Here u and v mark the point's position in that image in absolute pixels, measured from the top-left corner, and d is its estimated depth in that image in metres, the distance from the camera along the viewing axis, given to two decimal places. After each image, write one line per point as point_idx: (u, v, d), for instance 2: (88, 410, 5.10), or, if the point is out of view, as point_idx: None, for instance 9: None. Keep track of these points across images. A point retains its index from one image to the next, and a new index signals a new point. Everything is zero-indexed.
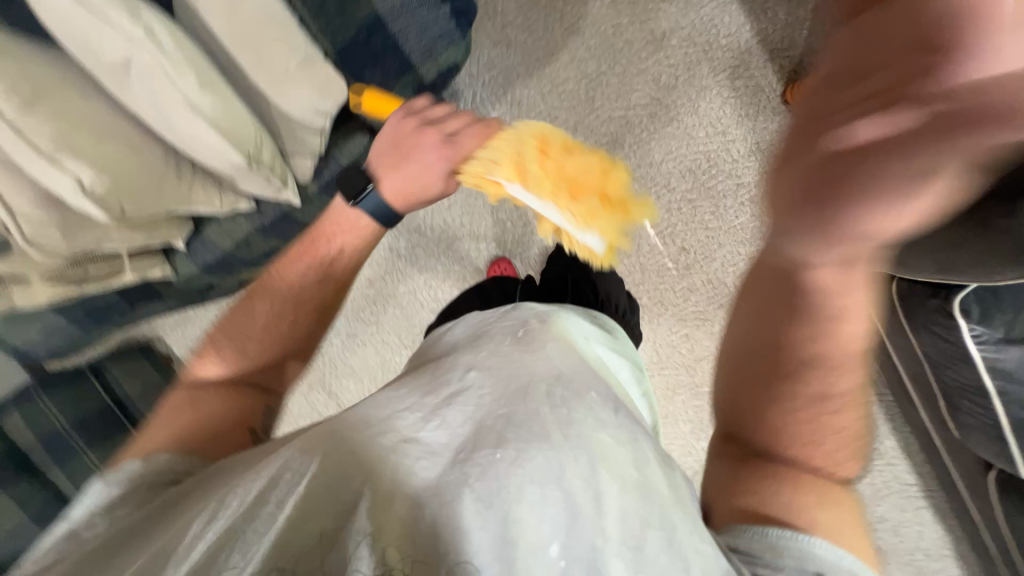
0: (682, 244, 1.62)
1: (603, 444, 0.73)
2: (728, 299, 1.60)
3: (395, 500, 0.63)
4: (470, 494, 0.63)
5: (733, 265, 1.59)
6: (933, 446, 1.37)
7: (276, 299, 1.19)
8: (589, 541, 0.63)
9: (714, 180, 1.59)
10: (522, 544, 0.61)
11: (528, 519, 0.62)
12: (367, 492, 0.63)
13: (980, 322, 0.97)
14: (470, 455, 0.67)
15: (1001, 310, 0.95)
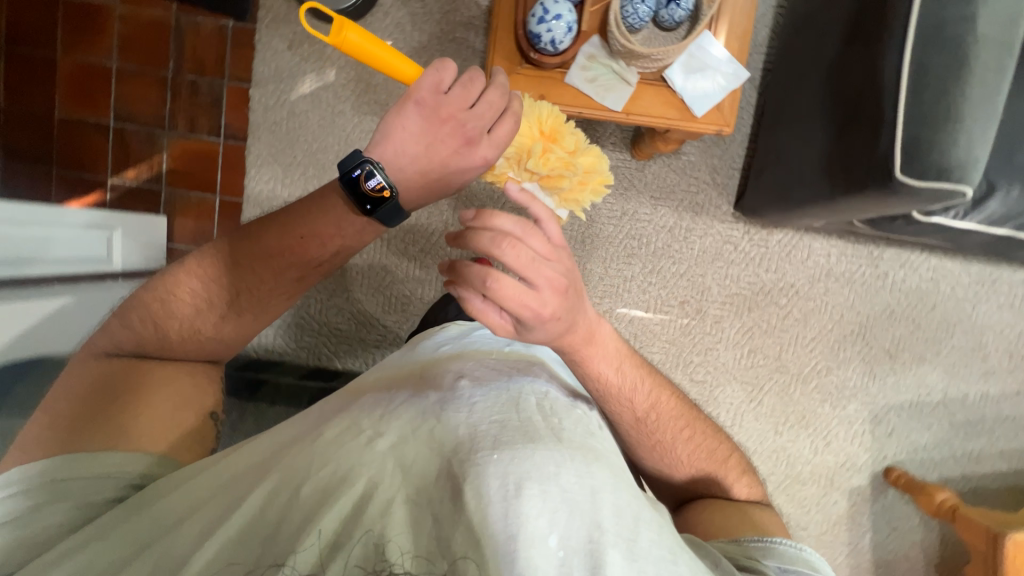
0: (738, 376, 1.20)
1: (570, 437, 0.52)
2: (866, 430, 1.21)
3: (342, 448, 0.50)
4: (501, 467, 0.46)
5: (842, 376, 1.20)
6: (969, 272, 1.15)
7: (167, 164, 1.17)
8: (579, 518, 0.45)
9: (714, 280, 1.17)
10: (514, 536, 0.43)
11: (535, 518, 0.44)
12: (390, 470, 0.47)
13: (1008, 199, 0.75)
14: (414, 388, 0.59)
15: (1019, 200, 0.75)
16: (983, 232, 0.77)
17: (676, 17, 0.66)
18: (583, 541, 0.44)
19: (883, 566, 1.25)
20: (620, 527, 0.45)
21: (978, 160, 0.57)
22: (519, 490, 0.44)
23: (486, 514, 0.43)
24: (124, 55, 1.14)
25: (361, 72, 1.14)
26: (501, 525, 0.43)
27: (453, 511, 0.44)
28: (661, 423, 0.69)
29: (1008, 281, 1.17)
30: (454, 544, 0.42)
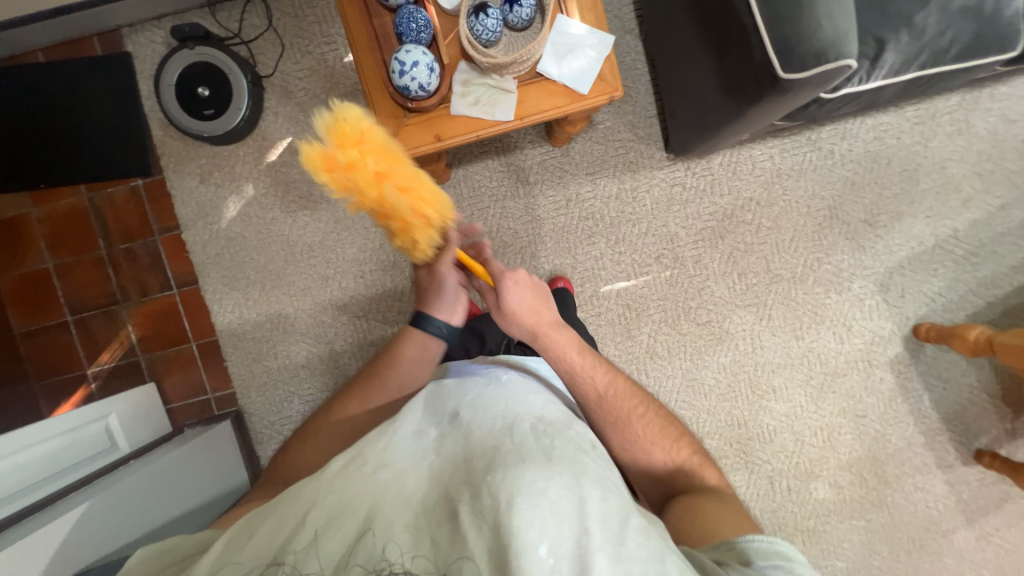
0: (739, 302, 1.20)
1: (563, 452, 0.54)
2: (879, 300, 1.20)
3: (355, 484, 0.53)
4: (496, 485, 0.49)
5: (835, 259, 1.19)
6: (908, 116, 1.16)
7: (135, 333, 1.18)
8: (568, 525, 0.47)
9: (678, 224, 1.18)
10: (508, 543, 0.44)
11: (526, 530, 0.45)
12: (393, 496, 0.51)
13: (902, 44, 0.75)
14: (417, 412, 0.63)
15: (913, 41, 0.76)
16: (891, 84, 0.78)
17: (524, 15, 0.68)
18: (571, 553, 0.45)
19: (953, 419, 1.24)
20: (603, 535, 0.47)
21: (851, 28, 0.57)
22: (511, 503, 0.47)
23: (485, 529, 0.46)
24: (56, 251, 1.16)
25: (276, 175, 1.15)
26: (492, 535, 0.45)
27: (450, 529, 0.47)
28: (620, 408, 0.72)
29: (947, 108, 1.17)
30: (454, 550, 0.45)
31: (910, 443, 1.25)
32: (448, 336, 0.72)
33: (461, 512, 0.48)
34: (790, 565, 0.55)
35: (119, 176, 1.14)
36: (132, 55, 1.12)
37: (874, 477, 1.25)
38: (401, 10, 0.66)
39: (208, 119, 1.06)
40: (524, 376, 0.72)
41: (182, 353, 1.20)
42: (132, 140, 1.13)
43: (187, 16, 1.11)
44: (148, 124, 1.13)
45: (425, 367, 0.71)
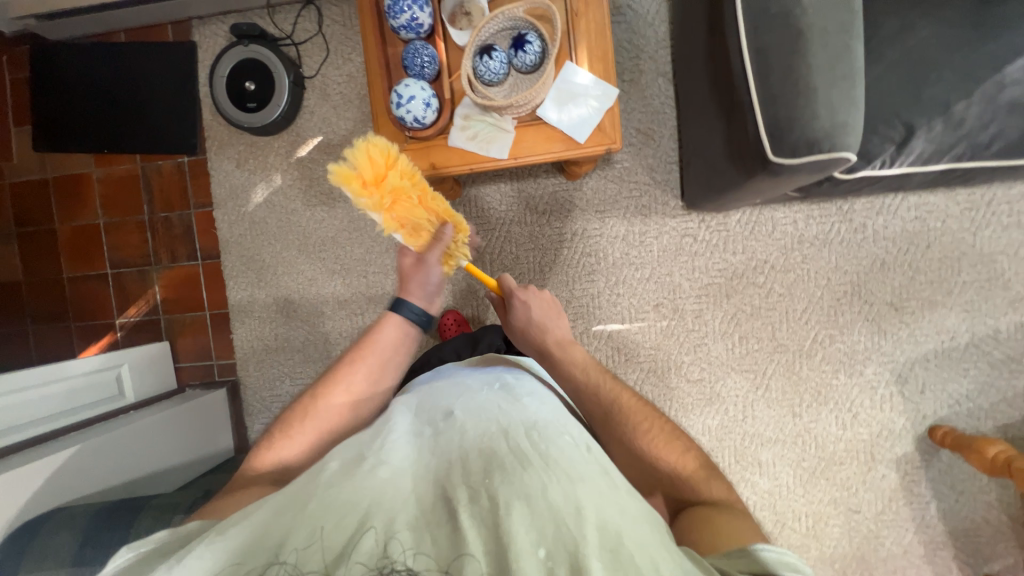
0: (736, 365, 1.14)
1: (560, 458, 0.51)
2: (893, 391, 1.11)
3: (348, 471, 0.49)
4: (492, 489, 0.45)
5: (848, 338, 1.11)
6: (955, 199, 1.07)
7: (159, 294, 1.30)
8: (567, 528, 0.42)
9: (684, 274, 1.14)
10: (501, 544, 0.40)
11: (519, 531, 0.41)
12: (385, 491, 0.47)
13: (942, 130, 0.69)
14: (414, 419, 0.60)
15: (955, 129, 0.69)
16: (919, 173, 0.72)
17: (529, 61, 0.69)
18: (569, 554, 0.40)
19: (960, 535, 1.12)
20: (608, 537, 0.42)
21: (851, 124, 0.54)
22: (507, 507, 0.43)
23: (480, 528, 0.42)
24: (107, 210, 1.29)
25: (303, 169, 1.22)
26: (490, 536, 0.41)
27: (448, 529, 0.42)
28: (631, 421, 0.67)
29: (1007, 197, 1.06)
30: (453, 547, 0.40)
31: (908, 553, 1.14)
32: (419, 322, 0.69)
33: (457, 509, 0.43)
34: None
35: (168, 151, 1.25)
36: (197, 46, 1.23)
37: None
38: (408, 45, 0.69)
39: (249, 111, 1.15)
40: (526, 379, 0.69)
41: (195, 320, 1.29)
42: (184, 121, 1.24)
43: (249, 15, 1.21)
44: (200, 108, 1.24)
45: (401, 354, 0.69)
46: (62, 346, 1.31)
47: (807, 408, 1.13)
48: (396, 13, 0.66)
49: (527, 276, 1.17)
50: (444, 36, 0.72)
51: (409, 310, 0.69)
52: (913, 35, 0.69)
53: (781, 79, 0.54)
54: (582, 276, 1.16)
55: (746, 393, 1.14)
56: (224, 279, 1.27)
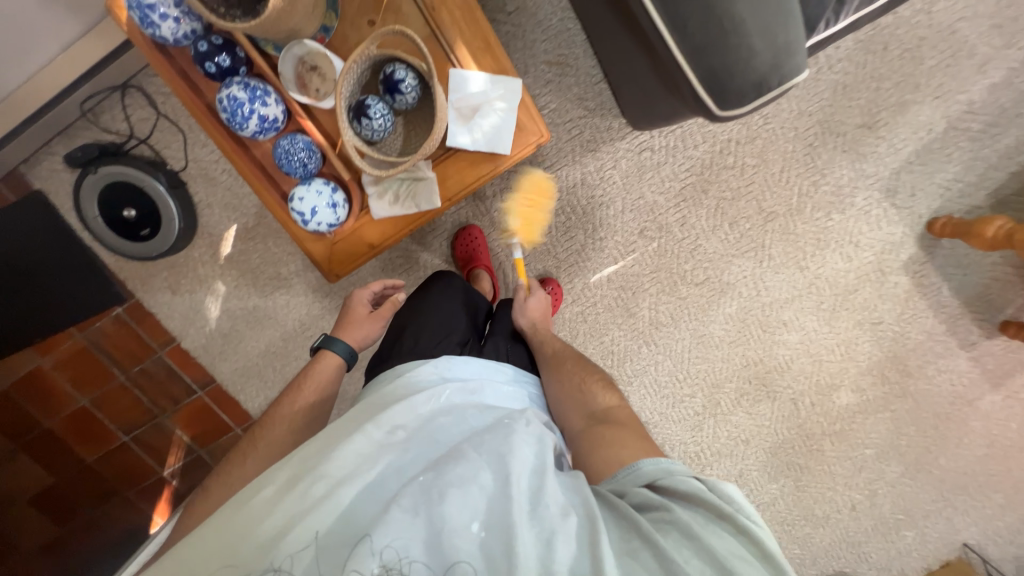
0: (736, 248, 1.14)
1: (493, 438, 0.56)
2: (887, 206, 1.11)
3: (302, 492, 0.55)
4: (428, 484, 0.53)
5: (831, 176, 1.08)
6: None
7: (184, 435, 1.28)
8: (500, 507, 0.51)
9: (653, 188, 1.08)
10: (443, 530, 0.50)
11: (455, 516, 0.50)
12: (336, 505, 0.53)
13: None
14: (354, 418, 0.62)
15: None
16: (868, 15, 0.63)
17: (410, 98, 0.58)
18: (498, 524, 0.50)
19: (973, 300, 1.21)
20: (536, 503, 0.51)
21: (799, 36, 0.48)
22: (443, 497, 0.51)
23: (420, 522, 0.51)
24: (83, 389, 1.23)
25: (238, 266, 1.12)
26: (428, 524, 0.50)
27: (388, 522, 0.50)
28: (567, 363, 0.74)
29: None
30: (399, 539, 0.50)
31: (933, 334, 1.24)
32: (350, 359, 0.75)
33: (400, 506, 0.51)
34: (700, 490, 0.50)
35: (97, 310, 1.14)
36: (46, 192, 1.06)
37: (895, 373, 1.27)
38: (275, 147, 0.58)
39: (148, 238, 1.02)
40: (469, 372, 0.68)
41: (231, 440, 1.28)
42: (91, 274, 1.11)
43: (73, 132, 1.01)
44: (96, 254, 1.10)
45: (329, 396, 0.73)
46: (130, 522, 1.32)
47: (812, 256, 1.15)
48: (241, 122, 0.55)
49: (505, 263, 1.11)
50: (305, 110, 0.59)
51: (342, 345, 0.75)
52: None
53: (700, 24, 0.46)
54: (556, 238, 1.11)
55: (753, 269, 1.16)
56: (233, 395, 1.24)
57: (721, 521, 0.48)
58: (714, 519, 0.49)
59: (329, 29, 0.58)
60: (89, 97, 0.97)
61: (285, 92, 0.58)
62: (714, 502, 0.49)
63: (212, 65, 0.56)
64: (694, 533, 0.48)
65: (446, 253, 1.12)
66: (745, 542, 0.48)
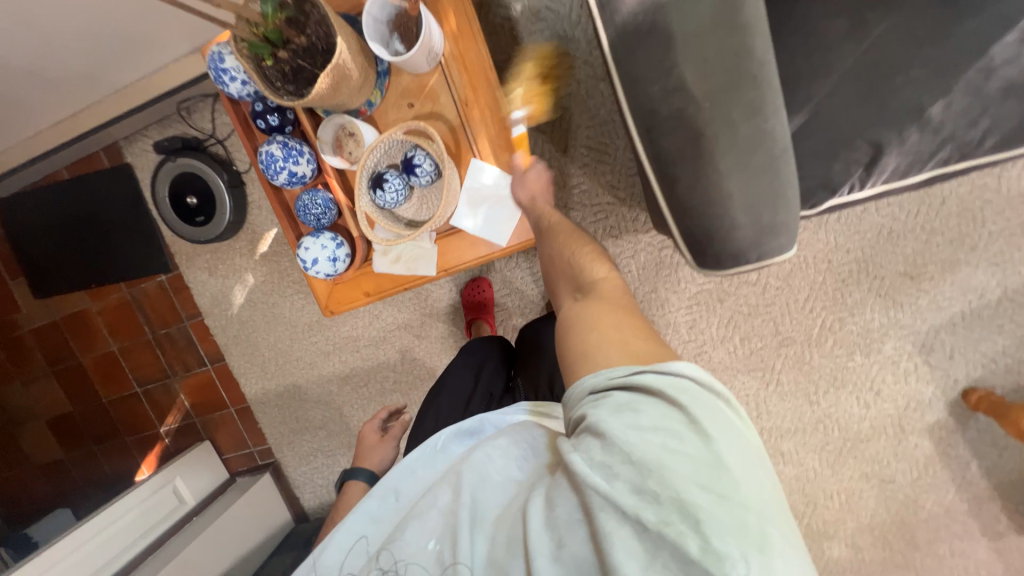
0: (743, 363, 1.09)
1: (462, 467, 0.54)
2: (918, 362, 1.03)
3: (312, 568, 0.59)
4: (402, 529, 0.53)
5: (860, 316, 1.03)
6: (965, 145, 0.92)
7: (186, 401, 1.38)
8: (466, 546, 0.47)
9: (668, 286, 1.07)
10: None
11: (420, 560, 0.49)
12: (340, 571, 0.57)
13: (918, 136, 0.57)
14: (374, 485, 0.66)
15: (932, 131, 0.56)
16: (900, 188, 0.60)
17: (424, 180, 0.63)
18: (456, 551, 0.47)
19: (1007, 486, 1.08)
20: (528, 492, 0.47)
21: (794, 207, 0.47)
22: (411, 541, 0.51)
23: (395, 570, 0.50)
24: (116, 337, 1.37)
25: (269, 264, 1.22)
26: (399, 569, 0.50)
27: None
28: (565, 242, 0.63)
29: None
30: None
31: (953, 510, 1.11)
32: (372, 481, 0.77)
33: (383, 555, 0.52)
34: (636, 379, 0.44)
35: (145, 274, 1.28)
36: (133, 167, 1.21)
37: (900, 540, 1.14)
38: (298, 199, 0.65)
39: (200, 225, 1.13)
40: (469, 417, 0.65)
41: (224, 417, 1.37)
42: (148, 242, 1.25)
43: (168, 123, 1.16)
44: (157, 227, 1.24)
45: None
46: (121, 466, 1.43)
47: (823, 391, 1.08)
48: (273, 174, 0.63)
49: (508, 322, 1.13)
50: (336, 170, 0.66)
51: (365, 473, 0.77)
52: None
53: (689, 188, 0.46)
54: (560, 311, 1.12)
55: (757, 388, 1.10)
56: (235, 377, 1.33)
57: (682, 411, 0.41)
58: (641, 399, 0.43)
59: (372, 104, 0.64)
60: (187, 99, 1.12)
61: (319, 153, 0.64)
62: (650, 381, 0.43)
63: (262, 121, 0.63)
64: (628, 414, 0.41)
65: (455, 297, 1.16)
66: (674, 410, 0.41)
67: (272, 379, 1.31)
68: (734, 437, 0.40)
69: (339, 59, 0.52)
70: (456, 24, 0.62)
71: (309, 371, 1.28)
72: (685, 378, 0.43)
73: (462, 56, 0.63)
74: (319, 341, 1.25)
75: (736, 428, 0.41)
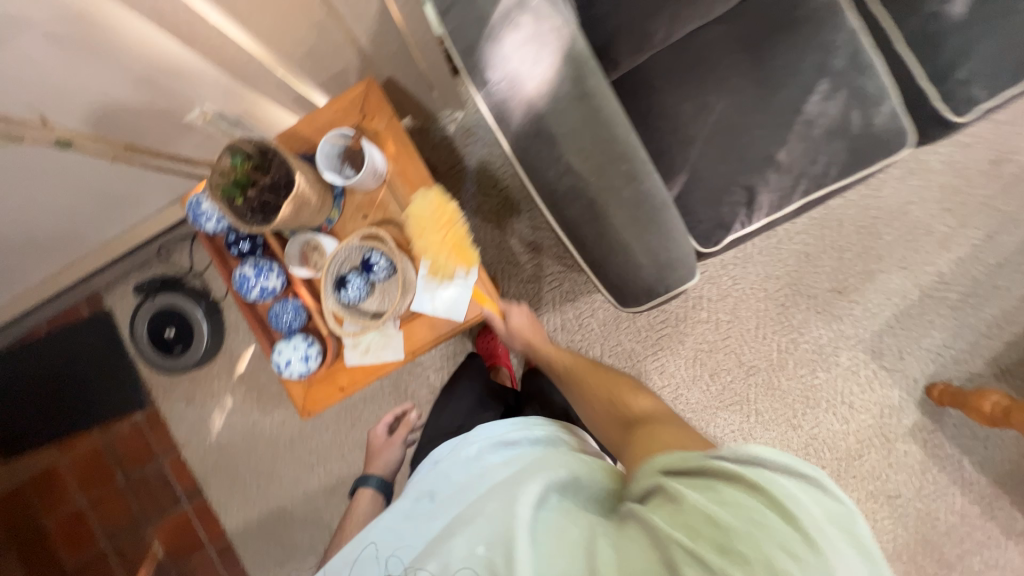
0: (720, 399, 1.13)
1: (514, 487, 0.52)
2: (875, 369, 1.09)
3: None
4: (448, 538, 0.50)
5: (809, 335, 1.11)
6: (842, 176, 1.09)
7: (160, 551, 1.27)
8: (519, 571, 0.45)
9: (631, 337, 1.14)
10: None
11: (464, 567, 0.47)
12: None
13: (777, 177, 0.71)
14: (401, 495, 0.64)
15: (787, 172, 0.71)
16: (780, 218, 0.73)
17: (383, 274, 0.72)
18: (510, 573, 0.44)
19: (1006, 478, 1.08)
20: (592, 532, 0.46)
21: (685, 247, 0.58)
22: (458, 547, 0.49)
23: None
24: (86, 490, 1.29)
25: (248, 383, 1.24)
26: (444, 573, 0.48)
27: None
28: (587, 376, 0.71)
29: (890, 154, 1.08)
30: None
31: (968, 515, 1.09)
32: (383, 488, 0.83)
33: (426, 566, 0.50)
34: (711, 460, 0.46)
35: (121, 416, 1.26)
36: (112, 311, 1.27)
37: (930, 561, 1.09)
38: (271, 310, 0.72)
39: (178, 355, 1.17)
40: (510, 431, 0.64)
41: (202, 561, 1.26)
42: (125, 382, 1.26)
43: (147, 266, 1.25)
44: (134, 365, 1.26)
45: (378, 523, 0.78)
46: None
47: (800, 413, 1.11)
48: (247, 291, 0.71)
49: None
50: (304, 280, 0.74)
51: (376, 479, 0.84)
52: (714, 106, 0.70)
53: (597, 243, 0.56)
54: None
55: (740, 421, 1.12)
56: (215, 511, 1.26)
57: (766, 495, 0.42)
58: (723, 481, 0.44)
59: (332, 220, 0.75)
60: (166, 242, 1.22)
61: (287, 267, 0.73)
62: (729, 461, 0.45)
63: (234, 249, 0.72)
64: (707, 493, 0.44)
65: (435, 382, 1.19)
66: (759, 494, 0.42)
67: (254, 505, 1.24)
68: (833, 524, 0.40)
69: (298, 189, 0.63)
70: (394, 147, 0.75)
71: (294, 489, 1.23)
72: (774, 467, 0.43)
73: (403, 172, 0.75)
74: (303, 454, 1.22)
75: (836, 518, 0.40)
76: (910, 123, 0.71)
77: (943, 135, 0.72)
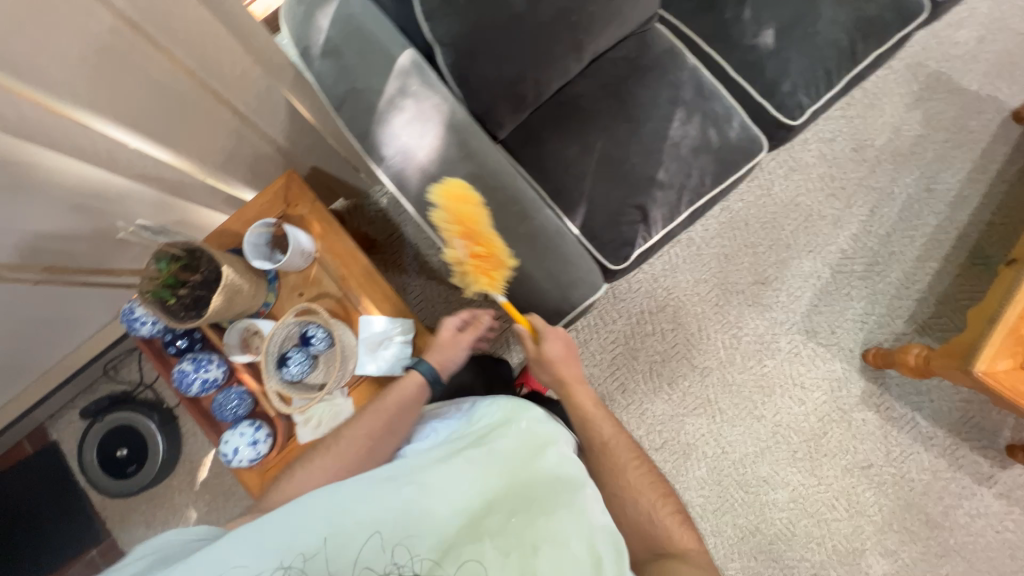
0: (684, 405, 1.16)
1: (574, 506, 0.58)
2: (814, 347, 1.17)
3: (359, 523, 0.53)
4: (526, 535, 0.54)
5: (747, 328, 1.18)
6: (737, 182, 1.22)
7: None
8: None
9: (587, 361, 1.18)
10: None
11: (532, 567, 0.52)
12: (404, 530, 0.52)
13: (663, 193, 0.80)
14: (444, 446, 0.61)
15: (670, 188, 0.81)
16: (675, 227, 0.82)
17: (322, 345, 0.74)
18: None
19: (959, 426, 1.14)
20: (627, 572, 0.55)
21: (587, 265, 0.65)
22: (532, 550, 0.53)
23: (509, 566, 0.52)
24: None
25: (212, 489, 1.18)
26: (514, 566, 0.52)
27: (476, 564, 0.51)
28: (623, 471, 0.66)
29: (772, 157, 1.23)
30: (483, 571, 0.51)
31: (937, 469, 1.13)
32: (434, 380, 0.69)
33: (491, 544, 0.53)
34: None
35: (74, 557, 1.16)
36: (59, 442, 1.21)
37: (920, 525, 1.11)
38: (214, 401, 0.73)
39: (132, 475, 1.12)
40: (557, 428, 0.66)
41: None
42: (76, 518, 1.17)
43: (94, 388, 1.22)
44: (86, 497, 1.19)
45: (409, 409, 0.67)
46: None
47: (760, 401, 1.16)
48: (187, 387, 0.71)
49: None
50: (246, 365, 0.76)
51: (427, 366, 0.69)
52: (595, 144, 0.81)
53: (504, 276, 0.62)
54: None
55: (707, 423, 1.16)
56: None
57: None
58: None
59: (269, 303, 0.78)
60: (112, 360, 1.20)
61: (228, 356, 0.75)
62: None
63: (172, 348, 0.74)
64: None
65: None
66: None
67: None
68: None
69: (228, 280, 0.67)
70: (319, 227, 0.81)
71: None
72: None
73: (331, 247, 0.81)
74: None
75: None
76: (759, 132, 0.84)
77: (789, 136, 0.85)
